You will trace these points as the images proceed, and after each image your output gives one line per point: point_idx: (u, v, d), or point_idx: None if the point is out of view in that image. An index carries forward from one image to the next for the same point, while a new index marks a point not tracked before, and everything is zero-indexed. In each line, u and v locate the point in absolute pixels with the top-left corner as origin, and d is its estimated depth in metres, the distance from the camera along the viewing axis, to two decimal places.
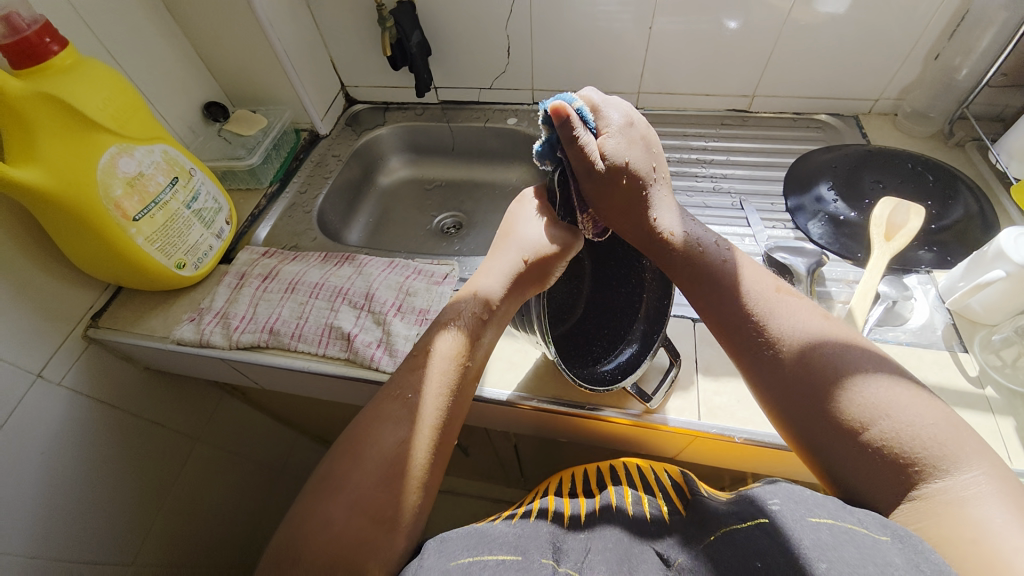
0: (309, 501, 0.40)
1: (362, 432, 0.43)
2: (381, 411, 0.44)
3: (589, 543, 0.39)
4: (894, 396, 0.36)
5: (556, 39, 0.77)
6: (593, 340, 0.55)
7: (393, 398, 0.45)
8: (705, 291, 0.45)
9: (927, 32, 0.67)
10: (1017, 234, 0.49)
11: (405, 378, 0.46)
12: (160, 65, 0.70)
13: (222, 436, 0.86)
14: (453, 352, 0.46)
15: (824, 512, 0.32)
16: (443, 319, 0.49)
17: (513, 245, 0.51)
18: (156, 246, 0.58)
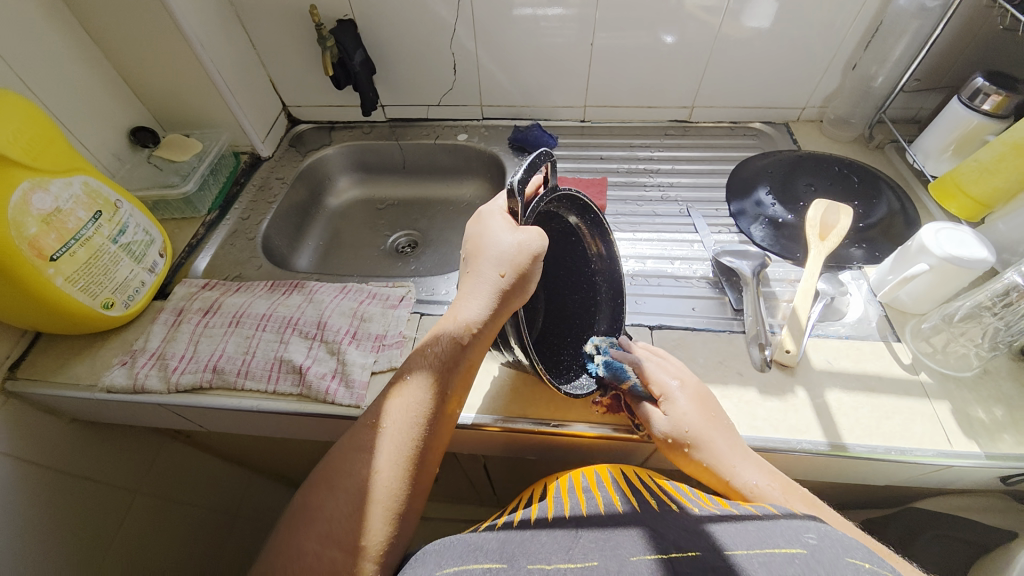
0: (287, 531, 0.40)
1: (336, 460, 0.42)
2: (355, 441, 0.43)
3: (572, 542, 0.40)
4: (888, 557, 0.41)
5: (502, 56, 0.78)
6: (561, 348, 0.54)
7: (368, 428, 0.43)
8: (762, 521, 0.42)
9: (843, 45, 0.72)
10: (936, 229, 0.53)
11: (381, 407, 0.44)
12: (78, 90, 0.65)
13: (169, 484, 0.80)
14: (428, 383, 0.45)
15: (860, 557, 0.35)
16: (422, 348, 0.47)
17: (487, 261, 0.45)
18: (78, 287, 0.53)
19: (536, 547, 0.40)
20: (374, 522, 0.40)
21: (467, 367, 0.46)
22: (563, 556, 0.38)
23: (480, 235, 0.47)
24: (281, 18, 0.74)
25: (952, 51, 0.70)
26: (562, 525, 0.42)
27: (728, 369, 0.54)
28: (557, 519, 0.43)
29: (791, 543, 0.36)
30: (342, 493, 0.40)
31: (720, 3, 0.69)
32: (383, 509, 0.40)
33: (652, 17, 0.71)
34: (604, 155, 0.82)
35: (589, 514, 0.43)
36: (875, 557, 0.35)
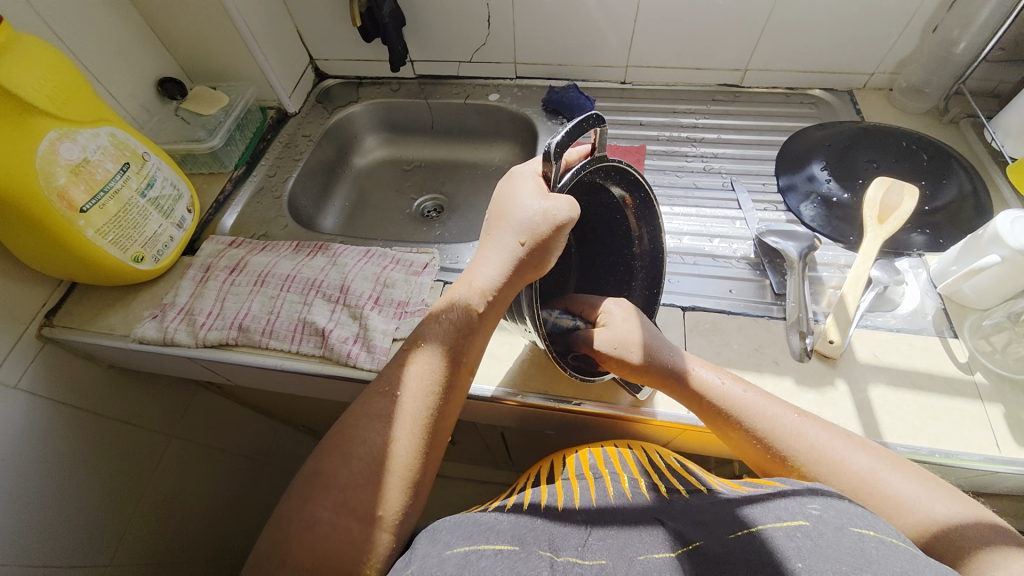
0: (296, 500, 0.39)
1: (349, 428, 0.42)
2: (369, 409, 0.42)
3: (585, 535, 0.40)
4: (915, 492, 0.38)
5: (539, 7, 0.72)
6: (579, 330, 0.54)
7: (382, 396, 0.43)
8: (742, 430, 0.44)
9: (927, 1, 0.64)
10: (1013, 218, 0.48)
11: (396, 373, 0.44)
12: (106, 38, 0.64)
13: (201, 431, 0.84)
14: (442, 351, 0.44)
15: (865, 524, 0.34)
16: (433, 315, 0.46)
17: (510, 227, 0.44)
18: (109, 240, 0.54)
19: (547, 534, 0.39)
20: (385, 489, 0.40)
21: (477, 338, 0.45)
22: (574, 552, 0.38)
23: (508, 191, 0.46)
24: None
25: None
26: (575, 519, 0.42)
27: (763, 357, 0.51)
28: (567, 509, 0.43)
29: (794, 514, 0.36)
30: (354, 462, 0.40)
31: None
32: (396, 478, 0.40)
33: None
34: (644, 121, 0.77)
35: (602, 505, 0.43)
36: (883, 525, 0.34)
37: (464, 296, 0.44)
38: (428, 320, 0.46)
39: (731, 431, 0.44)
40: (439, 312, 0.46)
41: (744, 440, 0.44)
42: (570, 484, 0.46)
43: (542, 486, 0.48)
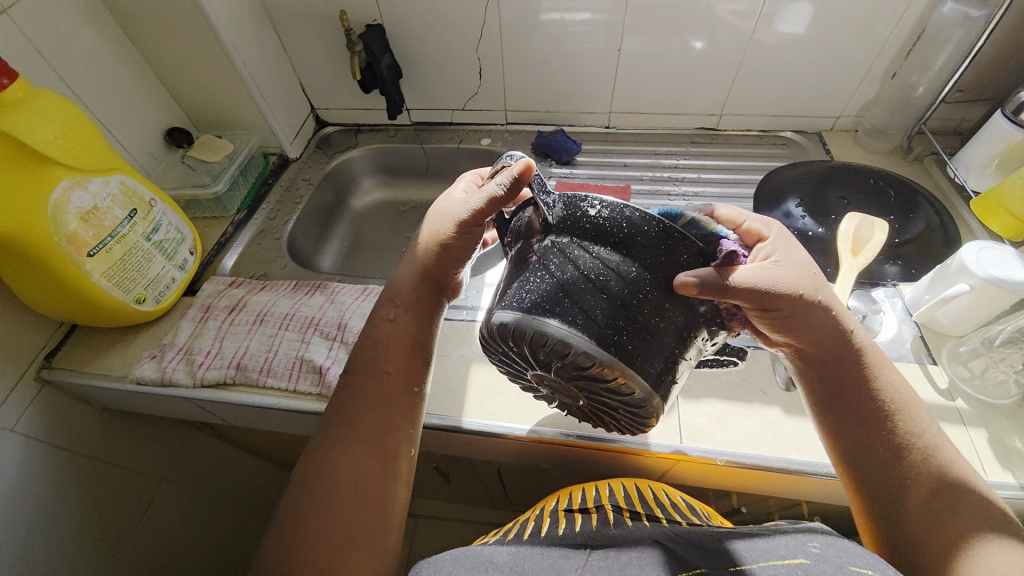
0: (298, 495, 0.40)
1: (345, 413, 0.42)
2: (357, 393, 0.43)
3: (586, 559, 0.40)
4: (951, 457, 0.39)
5: (527, 61, 0.78)
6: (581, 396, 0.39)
7: (363, 379, 0.44)
8: (832, 371, 0.42)
9: (882, 53, 0.70)
10: (977, 248, 0.51)
11: (371, 357, 0.44)
12: (118, 91, 0.68)
13: (192, 474, 0.83)
14: (403, 333, 0.45)
15: (864, 564, 0.35)
16: (379, 310, 0.46)
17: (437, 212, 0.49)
18: (113, 282, 0.55)
19: (546, 562, 0.40)
20: (366, 475, 0.40)
21: (429, 320, 0.47)
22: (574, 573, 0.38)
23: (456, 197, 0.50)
24: (312, 24, 0.76)
25: (1000, 60, 0.66)
26: (573, 540, 0.43)
27: (751, 387, 0.53)
28: (568, 535, 0.45)
29: (795, 552, 0.37)
30: (344, 463, 0.40)
31: (752, 9, 0.67)
32: (386, 458, 0.41)
33: (681, 22, 0.70)
34: (629, 162, 0.81)
35: (599, 530, 0.44)
36: (881, 565, 0.35)
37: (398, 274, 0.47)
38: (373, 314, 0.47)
39: (826, 377, 0.42)
40: (382, 305, 0.46)
41: (835, 385, 0.42)
42: (575, 516, 0.48)
43: (547, 516, 0.50)
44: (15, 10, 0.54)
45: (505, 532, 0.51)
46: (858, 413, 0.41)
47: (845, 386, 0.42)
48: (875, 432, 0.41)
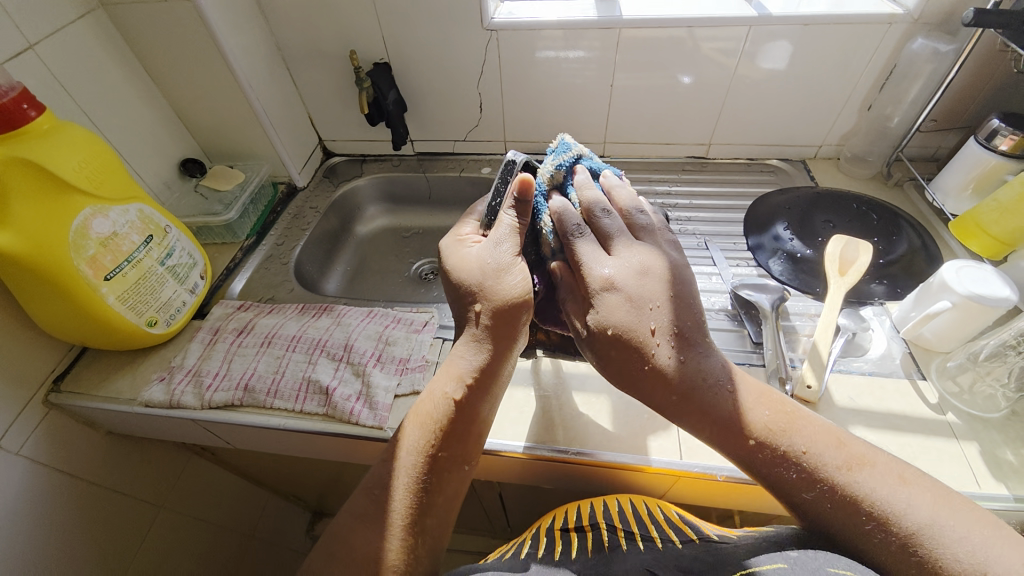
0: (316, 558, 0.42)
1: (378, 481, 0.44)
2: (391, 468, 0.44)
3: None
4: (962, 531, 0.36)
5: (525, 95, 0.82)
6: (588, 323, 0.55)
7: (399, 454, 0.44)
8: (713, 426, 0.42)
9: (858, 86, 0.74)
10: (956, 266, 0.53)
11: (412, 433, 0.45)
12: (136, 123, 0.71)
13: (191, 501, 0.82)
14: (439, 420, 0.44)
15: (844, 565, 0.37)
16: (453, 386, 0.45)
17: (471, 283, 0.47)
18: (127, 305, 0.57)
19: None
20: (397, 536, 0.41)
21: (489, 402, 0.46)
22: None
23: (460, 259, 0.49)
24: (323, 61, 0.80)
25: (970, 92, 0.71)
26: (568, 567, 0.45)
27: None
28: (564, 560, 0.47)
29: (775, 559, 0.39)
30: (359, 537, 0.41)
31: (735, 47, 0.72)
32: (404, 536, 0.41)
33: (669, 59, 0.74)
34: None
35: (594, 556, 0.46)
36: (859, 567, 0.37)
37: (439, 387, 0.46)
38: (437, 384, 0.46)
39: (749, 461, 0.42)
40: (449, 379, 0.46)
41: (759, 468, 0.41)
42: (571, 535, 0.50)
43: (544, 535, 0.52)
44: (43, 49, 0.58)
45: (507, 549, 0.54)
46: (783, 482, 0.40)
47: (766, 453, 0.41)
48: (793, 484, 0.40)
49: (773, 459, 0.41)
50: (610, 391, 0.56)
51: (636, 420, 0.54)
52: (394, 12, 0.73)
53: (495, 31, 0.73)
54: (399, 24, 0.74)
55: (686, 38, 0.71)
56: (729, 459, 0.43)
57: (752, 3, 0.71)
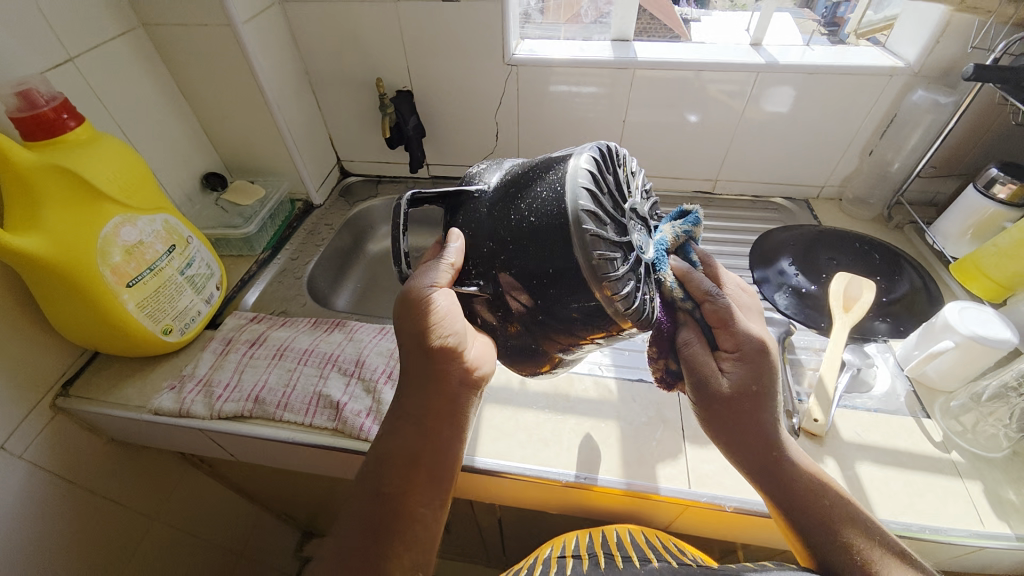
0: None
1: (348, 524, 0.39)
2: (357, 509, 0.40)
3: None
4: (892, 555, 0.39)
5: (540, 127, 0.85)
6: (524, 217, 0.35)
7: (360, 491, 0.40)
8: (736, 429, 0.42)
9: (860, 132, 0.78)
10: (959, 308, 0.55)
11: (372, 472, 0.40)
12: (163, 135, 0.73)
13: (183, 514, 0.80)
14: (400, 453, 0.40)
15: None
16: (386, 420, 0.42)
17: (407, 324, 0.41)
18: (145, 312, 0.58)
19: None
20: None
21: (447, 434, 0.41)
22: None
23: (413, 310, 0.41)
24: (349, 86, 0.84)
25: (968, 141, 0.74)
26: None
27: None
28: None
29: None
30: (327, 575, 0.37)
31: (741, 90, 0.75)
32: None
33: (679, 98, 0.78)
34: None
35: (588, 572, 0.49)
36: None
37: (389, 418, 0.42)
38: (396, 409, 0.42)
39: (739, 432, 0.42)
40: (402, 413, 0.41)
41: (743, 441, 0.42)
42: (569, 560, 0.52)
43: (541, 563, 0.54)
44: (83, 63, 0.61)
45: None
46: (817, 525, 0.41)
47: (795, 473, 0.42)
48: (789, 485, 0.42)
49: (818, 505, 0.41)
50: (619, 416, 0.57)
51: (644, 447, 0.54)
52: (420, 43, 0.77)
53: (515, 66, 0.77)
54: (425, 55, 0.78)
55: (695, 80, 0.75)
56: (736, 451, 0.43)
57: (758, 51, 0.75)
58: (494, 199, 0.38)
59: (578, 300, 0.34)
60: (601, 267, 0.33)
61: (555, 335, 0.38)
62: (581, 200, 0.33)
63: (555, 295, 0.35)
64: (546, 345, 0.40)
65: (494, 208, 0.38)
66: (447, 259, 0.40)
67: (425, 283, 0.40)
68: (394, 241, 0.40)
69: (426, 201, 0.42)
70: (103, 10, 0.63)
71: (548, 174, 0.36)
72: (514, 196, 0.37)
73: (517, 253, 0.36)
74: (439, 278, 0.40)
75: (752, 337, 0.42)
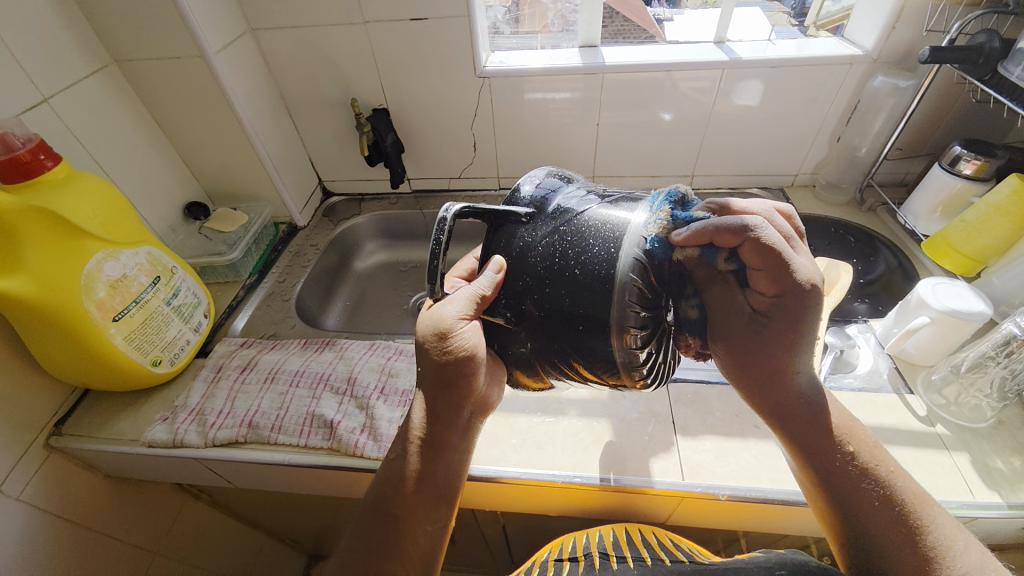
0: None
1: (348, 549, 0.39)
2: (359, 533, 0.40)
3: None
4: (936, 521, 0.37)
5: (517, 135, 0.87)
6: (572, 264, 0.36)
7: (361, 515, 0.41)
8: (761, 387, 0.40)
9: (827, 119, 0.80)
10: (932, 284, 0.56)
11: (375, 495, 0.41)
12: (143, 168, 0.74)
13: (185, 546, 0.80)
14: (398, 477, 0.41)
15: None
16: (390, 447, 0.43)
17: (433, 353, 0.40)
18: (133, 345, 0.58)
19: None
20: None
21: (450, 458, 0.41)
22: None
23: (442, 339, 0.40)
24: (326, 108, 0.85)
25: (932, 121, 0.76)
26: None
27: (744, 422, 0.55)
28: None
29: None
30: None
31: (710, 86, 0.77)
32: None
33: (651, 97, 0.79)
34: None
35: None
36: None
37: (396, 445, 0.42)
38: (399, 436, 0.43)
39: (761, 388, 0.41)
40: (404, 441, 0.42)
41: (768, 397, 0.41)
42: (566, 563, 0.53)
43: (539, 568, 0.55)
44: (57, 102, 0.61)
45: None
46: (834, 471, 0.39)
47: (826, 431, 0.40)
48: (817, 441, 0.40)
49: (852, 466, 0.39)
50: (611, 414, 0.58)
51: (637, 442, 0.55)
52: (392, 61, 0.78)
53: (487, 77, 0.79)
54: (398, 73, 0.79)
55: (665, 79, 0.77)
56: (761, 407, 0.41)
57: (723, 47, 0.77)
58: (541, 234, 0.38)
59: (600, 353, 0.36)
60: (626, 319, 0.34)
61: (547, 369, 0.41)
62: (632, 269, 0.34)
63: (567, 345, 0.37)
64: (545, 368, 0.41)
65: (545, 242, 0.37)
66: (481, 289, 0.39)
67: (453, 311, 0.40)
68: (433, 263, 0.38)
69: (473, 215, 0.39)
70: (75, 50, 0.63)
71: (601, 225, 0.37)
72: (566, 236, 0.37)
73: (549, 289, 0.37)
74: (468, 309, 0.40)
75: (796, 278, 0.36)
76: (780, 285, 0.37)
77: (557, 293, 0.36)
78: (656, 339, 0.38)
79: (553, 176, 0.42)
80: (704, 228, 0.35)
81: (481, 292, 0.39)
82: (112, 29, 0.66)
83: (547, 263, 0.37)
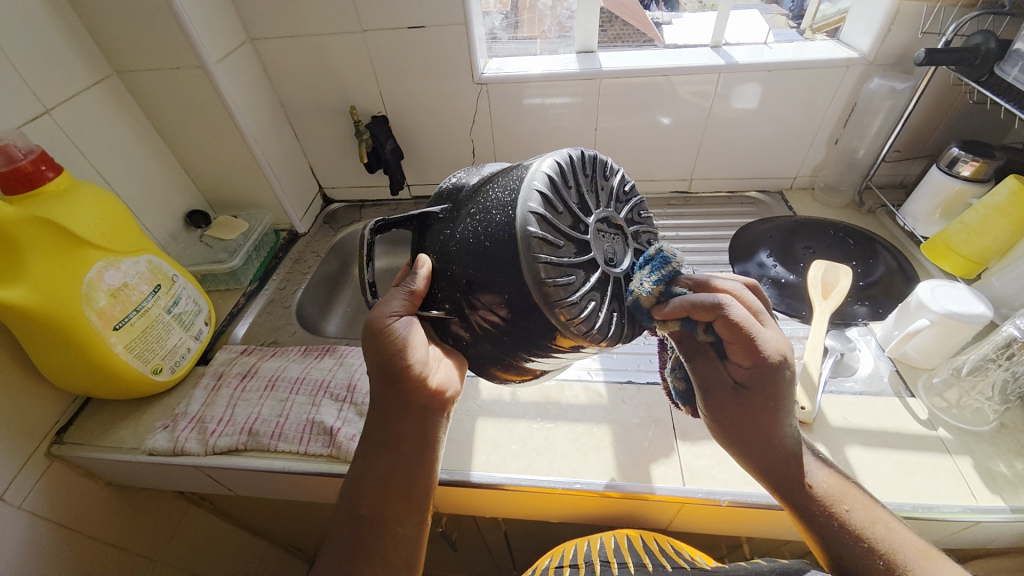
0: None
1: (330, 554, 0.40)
2: (338, 538, 0.40)
3: None
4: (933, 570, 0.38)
5: (515, 140, 0.87)
6: (483, 233, 0.37)
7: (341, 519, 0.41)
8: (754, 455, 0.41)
9: (825, 122, 0.80)
10: (931, 286, 0.56)
11: (350, 500, 0.41)
12: (144, 177, 0.75)
13: (187, 554, 0.80)
14: (371, 481, 0.40)
15: None
16: (358, 448, 0.42)
17: (373, 354, 0.40)
18: (134, 354, 0.58)
19: None
20: None
21: (418, 459, 0.41)
22: None
23: (381, 337, 0.40)
24: (325, 116, 0.85)
25: (930, 123, 0.76)
26: None
27: None
28: None
29: None
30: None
31: (709, 89, 0.77)
32: None
33: (650, 102, 0.80)
34: None
35: None
36: None
37: (363, 448, 0.42)
38: (365, 437, 0.42)
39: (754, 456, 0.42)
40: (370, 443, 0.41)
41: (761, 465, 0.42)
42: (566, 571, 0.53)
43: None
44: (59, 114, 0.62)
45: None
46: (828, 532, 0.41)
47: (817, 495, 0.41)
48: (810, 505, 0.41)
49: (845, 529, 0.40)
50: (611, 419, 0.57)
51: (637, 447, 0.55)
52: (390, 70, 0.78)
53: (485, 84, 0.79)
54: (396, 80, 0.80)
55: (664, 84, 0.77)
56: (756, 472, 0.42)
57: (720, 52, 0.78)
58: (456, 222, 0.40)
59: (536, 318, 0.35)
60: (541, 274, 0.34)
61: (524, 352, 0.39)
62: (531, 222, 0.34)
63: (518, 314, 0.36)
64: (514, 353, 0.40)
65: (456, 223, 0.40)
66: (411, 285, 0.41)
67: (390, 310, 0.40)
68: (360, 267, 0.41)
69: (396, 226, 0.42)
70: (78, 62, 0.64)
71: (507, 188, 0.37)
72: (473, 212, 0.39)
73: (473, 262, 0.37)
74: (403, 305, 0.41)
75: (765, 351, 0.37)
76: (753, 354, 0.38)
77: (480, 263, 0.37)
78: (595, 296, 0.36)
79: (480, 167, 0.45)
80: (683, 304, 0.37)
81: (410, 287, 0.41)
82: (113, 41, 0.66)
83: (467, 237, 0.38)
